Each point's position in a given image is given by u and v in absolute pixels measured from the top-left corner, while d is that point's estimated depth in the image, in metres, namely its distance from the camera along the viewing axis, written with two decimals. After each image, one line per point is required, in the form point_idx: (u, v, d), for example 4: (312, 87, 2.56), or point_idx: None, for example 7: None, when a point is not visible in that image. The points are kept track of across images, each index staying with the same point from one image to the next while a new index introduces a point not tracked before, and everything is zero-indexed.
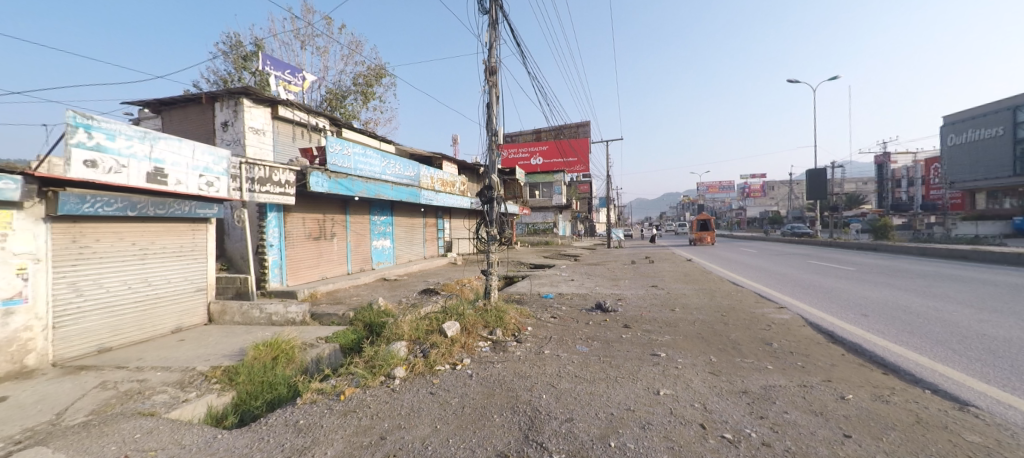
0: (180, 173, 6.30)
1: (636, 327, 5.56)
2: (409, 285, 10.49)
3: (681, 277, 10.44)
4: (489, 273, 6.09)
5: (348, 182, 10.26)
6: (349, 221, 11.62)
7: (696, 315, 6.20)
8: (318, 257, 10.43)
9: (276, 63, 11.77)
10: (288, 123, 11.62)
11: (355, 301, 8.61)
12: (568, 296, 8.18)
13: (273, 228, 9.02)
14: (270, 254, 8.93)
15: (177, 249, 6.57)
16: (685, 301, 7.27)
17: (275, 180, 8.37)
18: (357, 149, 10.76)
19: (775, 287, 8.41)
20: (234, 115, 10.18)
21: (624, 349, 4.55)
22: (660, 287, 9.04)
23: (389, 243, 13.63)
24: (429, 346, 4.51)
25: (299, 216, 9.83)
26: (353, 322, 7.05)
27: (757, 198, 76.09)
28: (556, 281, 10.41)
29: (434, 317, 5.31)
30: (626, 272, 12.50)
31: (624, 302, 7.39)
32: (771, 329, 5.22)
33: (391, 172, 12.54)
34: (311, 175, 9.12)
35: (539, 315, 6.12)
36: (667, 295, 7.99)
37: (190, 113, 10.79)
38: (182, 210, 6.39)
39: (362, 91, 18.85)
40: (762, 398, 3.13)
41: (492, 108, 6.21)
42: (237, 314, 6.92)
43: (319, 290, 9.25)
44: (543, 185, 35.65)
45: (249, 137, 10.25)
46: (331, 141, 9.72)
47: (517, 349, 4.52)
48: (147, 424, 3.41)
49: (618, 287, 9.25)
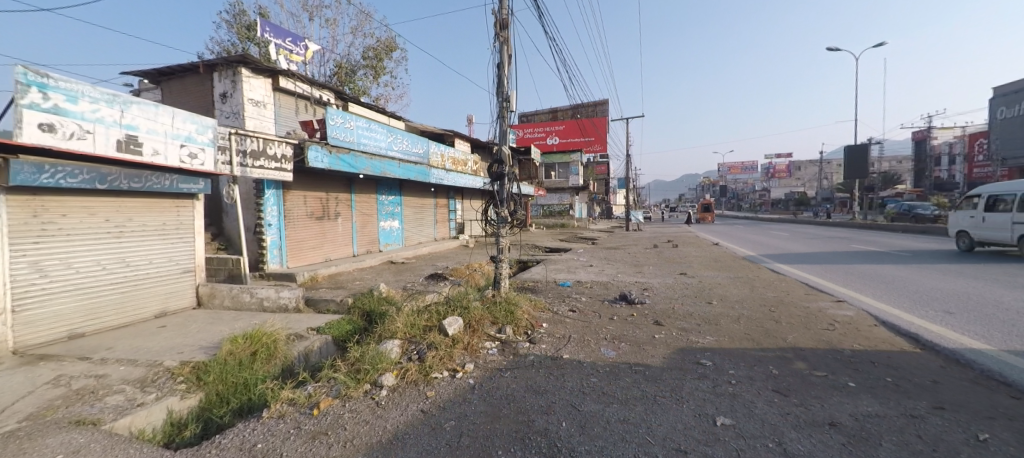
0: (157, 142, 5.52)
1: (670, 324, 4.75)
2: (416, 269, 9.86)
3: (711, 264, 9.51)
4: (499, 259, 5.31)
5: (351, 158, 9.54)
6: (353, 201, 10.98)
7: (740, 309, 5.32)
8: (321, 238, 9.85)
9: (276, 29, 10.99)
10: (290, 96, 10.92)
11: (357, 286, 8.00)
12: (587, 285, 7.41)
13: (272, 206, 8.44)
14: (268, 235, 8.37)
15: (160, 226, 5.83)
16: (724, 291, 6.37)
17: (269, 154, 7.62)
18: (360, 122, 10.00)
19: (824, 277, 7.44)
20: (232, 85, 9.50)
21: (658, 356, 3.74)
22: (690, 274, 8.17)
23: (398, 224, 13.00)
24: (427, 346, 3.81)
25: (299, 194, 9.22)
26: (350, 310, 6.43)
27: (783, 179, 72.98)
28: (573, 267, 9.60)
29: (434, 310, 4.62)
30: (649, 256, 11.60)
31: (652, 292, 6.56)
32: (836, 330, 4.36)
33: (398, 149, 11.77)
34: (310, 149, 8.40)
35: (555, 308, 5.36)
36: (701, 284, 7.09)
37: (187, 84, 10.16)
38: (161, 184, 5.60)
39: (372, 65, 17.97)
40: (860, 437, 2.33)
41: (503, 69, 5.32)
42: (226, 298, 6.31)
43: (320, 274, 8.68)
44: (560, 166, 34.50)
45: (249, 110, 9.61)
46: (331, 112, 8.96)
47: (529, 352, 3.79)
48: (77, 440, 2.66)
49: (642, 274, 8.39)
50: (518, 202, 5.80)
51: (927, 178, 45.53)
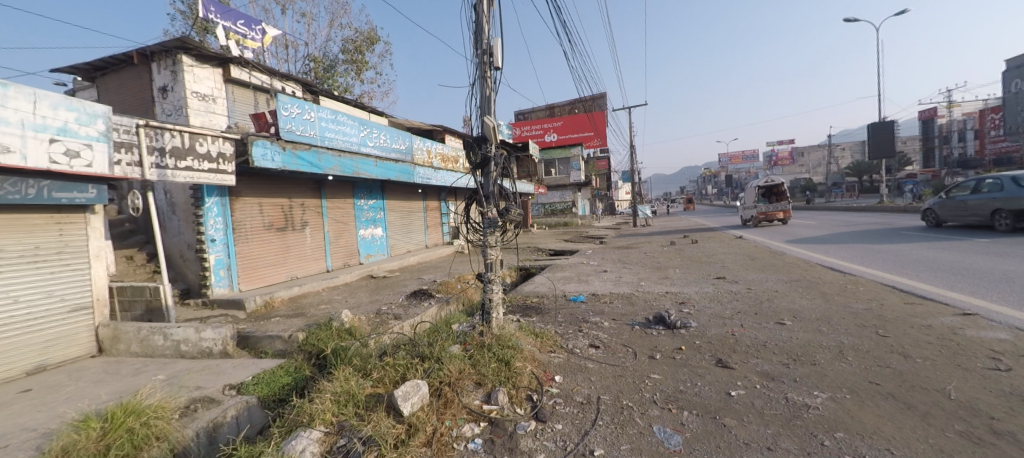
0: (7, 135, 3.90)
1: (743, 368, 3.23)
2: (397, 285, 8.34)
3: (749, 264, 7.96)
4: (487, 280, 3.70)
5: (311, 155, 8.02)
6: (324, 207, 9.47)
7: (835, 337, 3.72)
8: (284, 253, 8.32)
9: (224, 9, 9.39)
10: (245, 88, 9.40)
11: (319, 312, 6.45)
12: (606, 300, 5.89)
13: (215, 218, 6.92)
14: (210, 253, 6.83)
15: (27, 251, 4.29)
16: (792, 306, 4.77)
17: (199, 152, 6.05)
18: (323, 113, 8.48)
19: (907, 277, 5.83)
20: (172, 77, 7.96)
21: (760, 441, 2.18)
22: (731, 279, 6.64)
23: (381, 232, 11.48)
24: (361, 444, 2.26)
25: (252, 202, 7.70)
26: (300, 350, 4.94)
27: (788, 167, 71.19)
28: (584, 275, 8.01)
29: (392, 364, 3.05)
30: (670, 256, 10.07)
31: (694, 310, 4.97)
32: (1017, 371, 2.76)
33: (374, 144, 10.23)
34: (255, 145, 6.84)
35: (568, 343, 3.82)
36: (755, 295, 5.46)
37: (123, 79, 8.62)
38: (20, 194, 4.10)
39: (353, 59, 16.38)
40: None
41: (481, 10, 3.79)
42: (134, 342, 4.79)
43: (277, 297, 7.13)
44: (560, 162, 32.98)
45: (195, 105, 8.08)
46: (283, 101, 7.45)
47: (535, 447, 2.25)
48: None
49: (671, 281, 6.79)
50: (514, 198, 4.18)
51: (937, 154, 43.57)
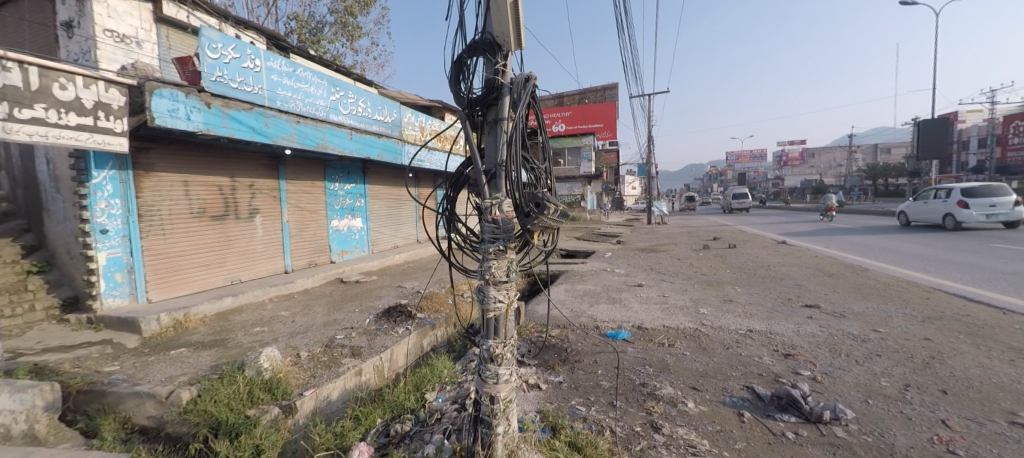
0: None
1: None
2: (371, 295, 6.42)
3: (835, 284, 6.03)
4: (487, 355, 1.78)
5: (254, 118, 6.05)
6: (282, 191, 7.49)
7: None
8: (222, 249, 6.38)
9: None
10: (183, 32, 7.38)
11: (247, 341, 4.51)
12: (660, 338, 4.00)
13: (109, 200, 4.97)
14: (100, 249, 4.87)
15: None
16: (994, 381, 2.86)
17: (58, 96, 4.05)
18: (275, 64, 6.59)
19: None
20: (77, 8, 5.90)
21: None
22: (829, 310, 4.74)
23: (360, 224, 9.51)
24: None
25: (172, 181, 5.74)
26: (185, 416, 2.99)
27: (797, 166, 69.14)
28: (614, 290, 6.10)
29: None
30: (713, 265, 8.16)
31: (821, 376, 3.09)
32: None
33: (350, 112, 8.26)
34: (159, 95, 4.85)
35: None
36: (899, 347, 3.55)
37: (22, 11, 6.51)
38: None
39: (343, 21, 14.18)
40: None
41: None
42: None
43: (196, 313, 5.21)
44: (569, 152, 30.93)
45: (109, 47, 6.03)
46: (211, 39, 5.54)
47: None
48: None
49: (744, 311, 4.85)
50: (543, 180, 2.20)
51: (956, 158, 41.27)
